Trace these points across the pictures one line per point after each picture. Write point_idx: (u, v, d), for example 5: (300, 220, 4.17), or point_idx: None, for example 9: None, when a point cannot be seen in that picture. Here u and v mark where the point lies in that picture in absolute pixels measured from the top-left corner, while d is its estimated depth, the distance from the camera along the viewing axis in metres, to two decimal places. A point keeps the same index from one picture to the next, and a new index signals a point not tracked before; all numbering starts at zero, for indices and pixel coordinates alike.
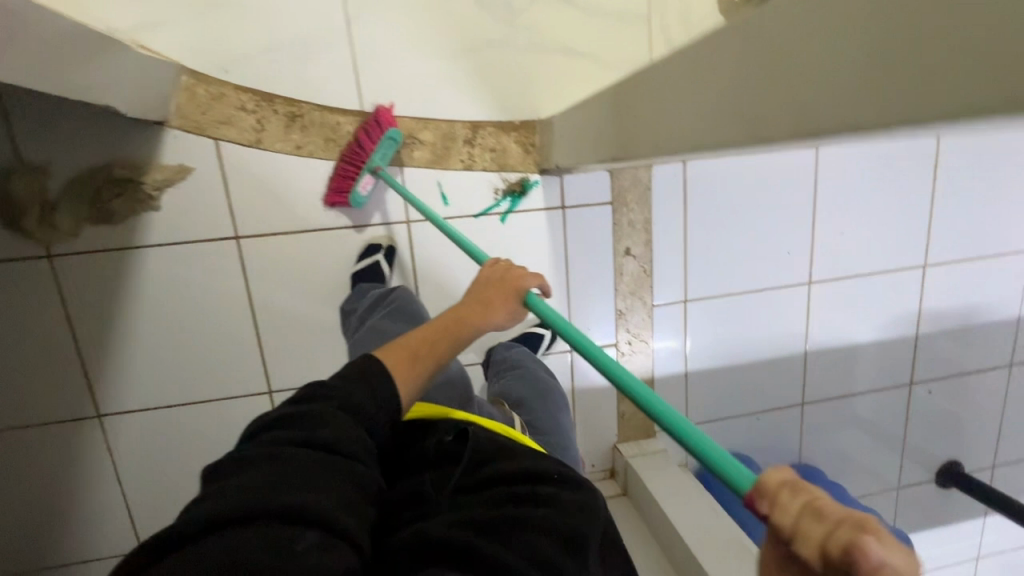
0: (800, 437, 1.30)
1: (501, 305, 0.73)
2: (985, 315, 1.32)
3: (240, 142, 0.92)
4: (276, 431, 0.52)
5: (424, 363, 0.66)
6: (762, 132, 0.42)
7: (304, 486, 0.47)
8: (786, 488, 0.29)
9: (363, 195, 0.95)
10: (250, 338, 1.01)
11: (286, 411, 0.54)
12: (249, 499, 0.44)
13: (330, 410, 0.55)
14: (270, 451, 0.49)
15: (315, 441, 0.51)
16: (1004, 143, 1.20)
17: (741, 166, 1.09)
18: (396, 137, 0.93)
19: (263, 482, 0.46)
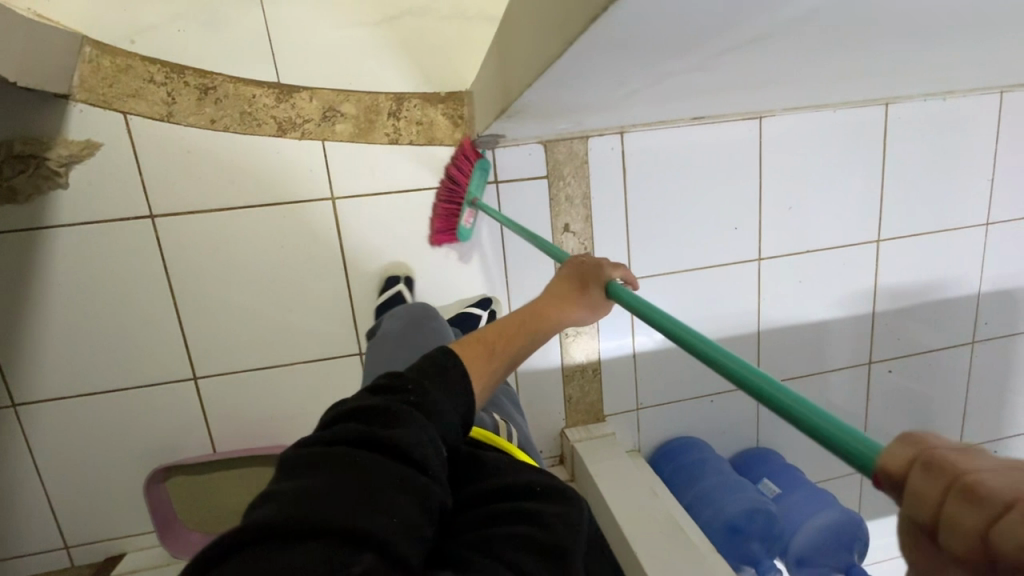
0: (758, 420, 1.26)
1: (586, 303, 0.65)
2: (944, 291, 1.28)
3: (150, 116, 0.88)
4: (347, 424, 0.47)
5: (500, 361, 0.60)
6: (567, 34, 0.39)
7: (368, 499, 0.40)
8: (917, 469, 0.23)
9: (467, 227, 0.99)
10: (172, 322, 0.97)
11: (360, 405, 0.48)
12: (311, 509, 0.38)
13: (407, 411, 0.48)
14: (339, 454, 0.43)
15: (386, 444, 0.45)
16: (956, 112, 1.17)
17: (682, 137, 1.06)
18: (486, 167, 0.97)
19: (326, 491, 0.40)
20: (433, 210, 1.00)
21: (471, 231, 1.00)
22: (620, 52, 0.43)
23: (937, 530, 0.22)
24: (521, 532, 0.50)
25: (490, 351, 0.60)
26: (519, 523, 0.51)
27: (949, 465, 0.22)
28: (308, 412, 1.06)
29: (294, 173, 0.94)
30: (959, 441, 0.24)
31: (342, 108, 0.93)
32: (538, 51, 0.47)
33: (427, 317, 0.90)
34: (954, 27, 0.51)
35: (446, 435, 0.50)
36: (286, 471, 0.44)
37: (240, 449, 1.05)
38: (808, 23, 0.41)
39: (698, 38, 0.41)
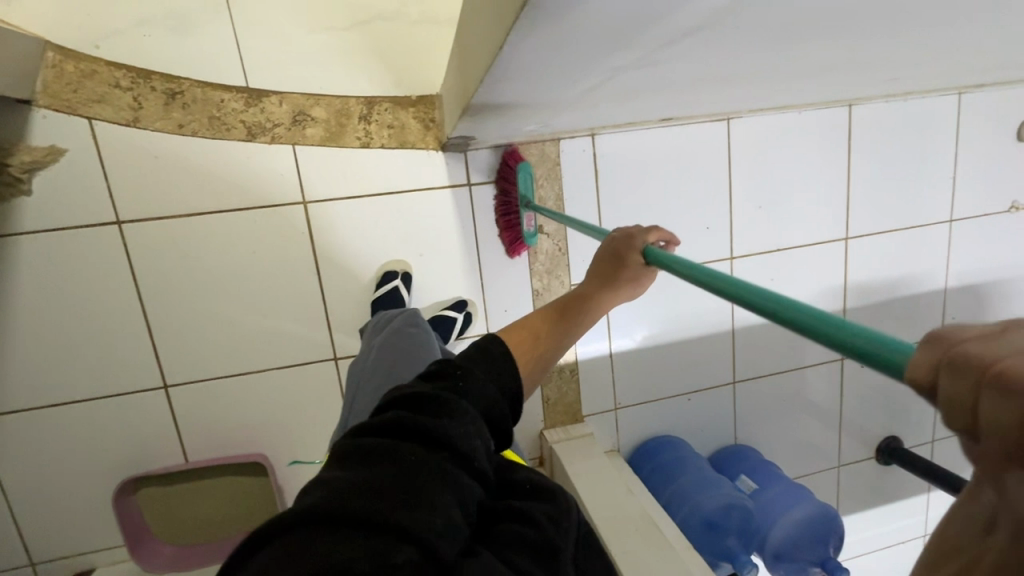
0: (735, 417, 1.27)
1: (627, 274, 0.67)
2: (912, 287, 1.31)
3: (117, 121, 0.88)
4: (398, 411, 0.46)
5: (547, 342, 0.63)
6: (509, 27, 0.40)
7: (414, 492, 0.40)
8: (944, 369, 0.22)
9: (531, 230, 1.02)
10: (141, 330, 0.96)
11: (411, 393, 0.48)
12: (360, 500, 0.38)
13: (456, 402, 0.47)
14: (388, 445, 0.42)
15: (434, 436, 0.44)
16: (916, 111, 1.21)
17: (651, 138, 1.08)
18: (528, 166, 1.00)
19: (376, 482, 0.39)
20: (496, 227, 1.05)
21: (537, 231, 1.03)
22: (568, 46, 0.44)
23: (977, 431, 0.21)
24: (518, 531, 0.49)
25: (536, 333, 0.63)
26: (525, 521, 0.50)
27: (975, 359, 0.21)
28: (283, 419, 1.05)
29: (264, 177, 0.94)
30: (993, 326, 0.23)
31: (312, 112, 0.93)
32: (487, 46, 0.47)
33: (413, 324, 0.88)
34: (897, 21, 0.53)
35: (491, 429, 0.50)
36: (339, 456, 0.43)
37: (213, 458, 1.03)
38: (745, 16, 0.42)
39: (643, 31, 0.42)
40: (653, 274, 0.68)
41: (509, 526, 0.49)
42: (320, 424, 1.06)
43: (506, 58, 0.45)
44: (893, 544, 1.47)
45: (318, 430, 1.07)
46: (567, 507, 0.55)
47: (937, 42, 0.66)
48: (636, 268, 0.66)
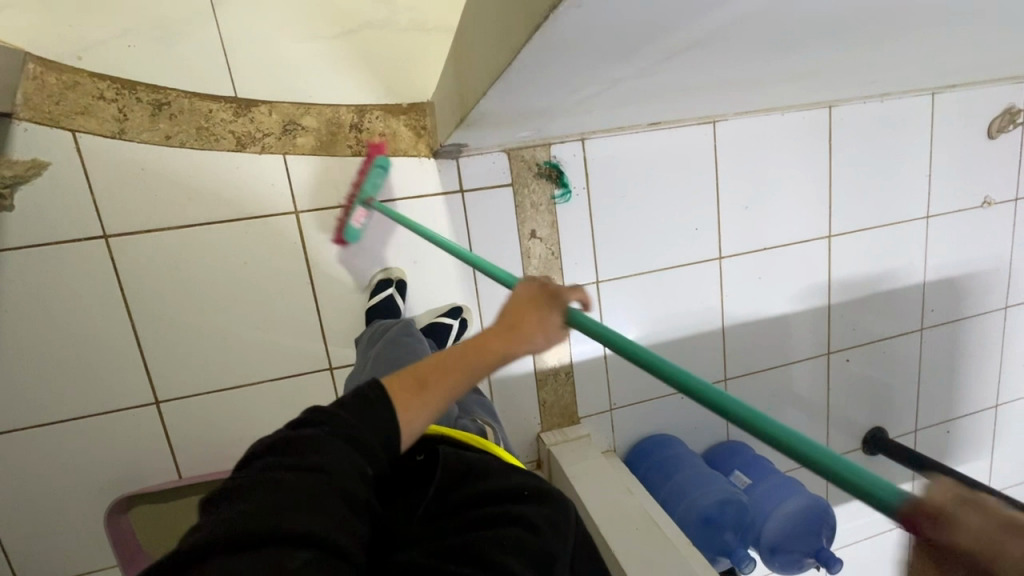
0: None
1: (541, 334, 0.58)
2: (893, 281, 1.36)
3: (102, 133, 0.86)
4: (269, 454, 0.47)
5: (429, 393, 0.54)
6: (515, 44, 0.41)
7: (292, 510, 0.42)
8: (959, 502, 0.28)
9: (356, 228, 0.96)
10: (129, 345, 0.94)
11: (276, 438, 0.48)
12: (238, 526, 0.40)
13: (320, 433, 0.48)
14: (259, 480, 0.44)
15: (306, 466, 0.45)
16: (893, 111, 1.25)
17: (641, 142, 1.10)
18: (385, 165, 0.94)
19: (252, 507, 0.41)
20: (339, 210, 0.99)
21: (360, 232, 0.97)
22: (571, 59, 0.45)
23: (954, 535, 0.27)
24: (517, 536, 0.51)
25: (422, 381, 0.54)
26: (513, 525, 0.52)
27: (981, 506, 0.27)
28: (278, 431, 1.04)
29: (256, 188, 0.93)
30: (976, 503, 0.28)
31: (303, 121, 0.93)
32: (492, 57, 0.48)
33: (409, 335, 0.89)
34: (878, 31, 0.55)
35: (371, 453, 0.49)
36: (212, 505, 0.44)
37: (207, 473, 1.01)
38: (743, 29, 0.44)
39: (644, 45, 0.43)
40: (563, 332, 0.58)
41: (501, 533, 0.51)
42: None
43: (510, 71, 0.45)
44: (880, 533, 1.51)
45: None
46: (560, 507, 0.56)
47: (915, 48, 0.69)
48: (552, 330, 0.58)
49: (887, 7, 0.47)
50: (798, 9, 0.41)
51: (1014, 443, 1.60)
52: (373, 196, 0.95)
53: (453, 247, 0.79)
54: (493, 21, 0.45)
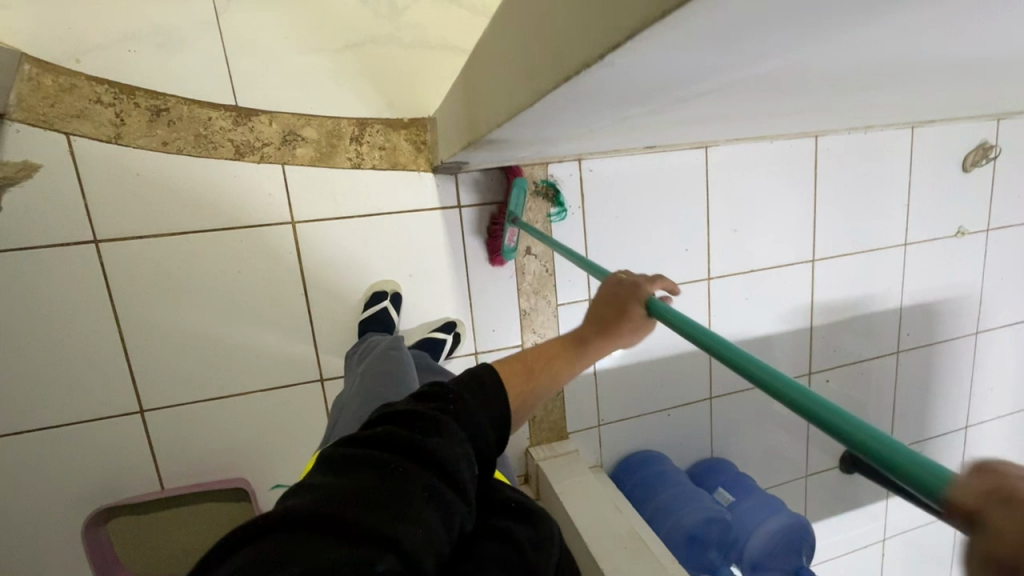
0: (711, 431, 1.32)
1: (627, 324, 0.66)
2: (872, 305, 1.40)
3: (97, 137, 0.85)
4: (390, 426, 0.48)
5: (539, 379, 0.64)
6: (537, 89, 0.42)
7: (398, 500, 0.41)
8: (995, 494, 0.23)
9: (510, 245, 1.02)
10: (115, 352, 0.92)
11: (399, 412, 0.50)
12: (345, 506, 0.39)
13: (441, 419, 0.49)
14: (373, 456, 0.44)
15: (422, 453, 0.45)
16: (875, 141, 1.30)
17: (636, 164, 1.12)
18: (523, 184, 1.01)
19: (365, 487, 0.41)
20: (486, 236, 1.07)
21: (515, 249, 1.03)
22: (585, 100, 0.46)
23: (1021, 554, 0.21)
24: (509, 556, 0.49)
25: (530, 368, 0.64)
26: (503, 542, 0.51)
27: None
28: (265, 441, 1.02)
29: (253, 198, 0.93)
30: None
31: (303, 132, 0.93)
32: (510, 92, 0.49)
33: (400, 350, 0.90)
34: (871, 83, 0.58)
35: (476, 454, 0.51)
36: (327, 465, 0.45)
37: (190, 484, 0.99)
38: (749, 82, 0.46)
39: (655, 92, 0.45)
40: (650, 326, 0.67)
41: (490, 547, 0.50)
42: (305, 447, 1.05)
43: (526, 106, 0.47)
44: (854, 549, 1.55)
45: (302, 452, 1.05)
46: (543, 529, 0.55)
47: (899, 97, 0.72)
48: (637, 317, 0.65)
49: (885, 64, 0.49)
50: (802, 67, 0.44)
51: None
52: (518, 213, 1.00)
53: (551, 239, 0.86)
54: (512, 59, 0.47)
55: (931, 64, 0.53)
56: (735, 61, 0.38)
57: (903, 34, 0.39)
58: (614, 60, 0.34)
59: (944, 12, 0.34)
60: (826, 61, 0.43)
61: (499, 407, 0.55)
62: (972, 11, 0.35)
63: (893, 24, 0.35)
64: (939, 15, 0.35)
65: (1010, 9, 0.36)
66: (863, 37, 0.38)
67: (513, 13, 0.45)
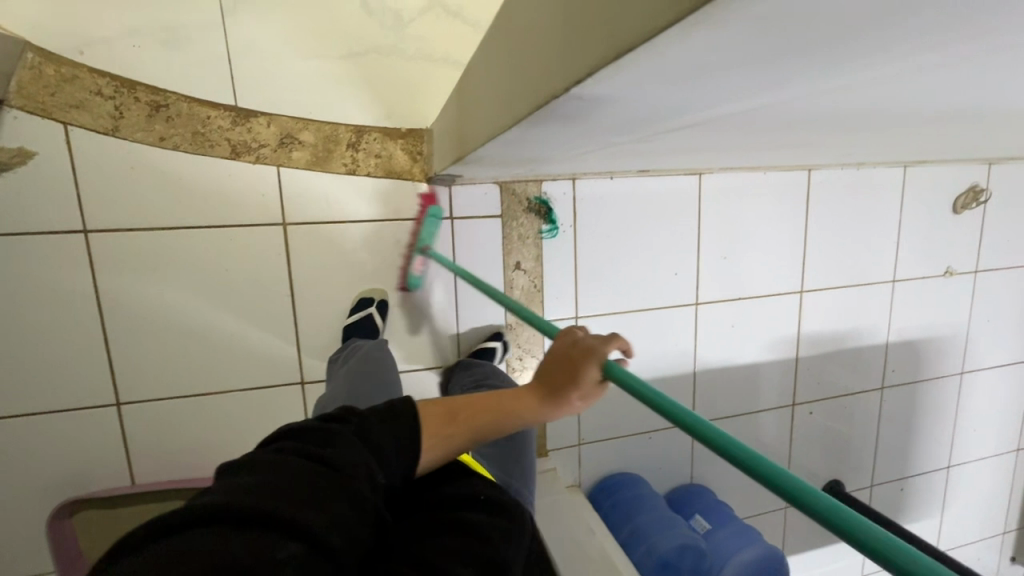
0: (692, 456, 1.32)
1: (569, 387, 0.61)
2: (858, 340, 1.41)
3: (94, 129, 0.85)
4: (292, 438, 0.50)
5: (459, 428, 0.60)
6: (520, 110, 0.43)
7: (299, 494, 0.43)
8: None
9: (415, 275, 1.02)
10: (96, 343, 0.92)
11: (302, 428, 0.51)
12: (244, 498, 0.41)
13: (345, 431, 0.51)
14: (274, 460, 0.46)
15: (323, 457, 0.47)
16: (867, 178, 1.32)
17: (630, 186, 1.13)
18: (436, 214, 1.00)
19: (267, 484, 0.43)
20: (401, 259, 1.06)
21: (419, 279, 1.02)
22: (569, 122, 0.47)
23: None
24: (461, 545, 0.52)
25: (453, 415, 0.60)
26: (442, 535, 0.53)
27: None
28: (240, 441, 1.02)
29: (246, 197, 0.93)
30: None
31: (300, 136, 0.94)
32: (498, 108, 0.50)
33: (383, 357, 0.91)
34: (856, 125, 0.59)
35: (384, 463, 0.52)
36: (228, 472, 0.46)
37: (161, 481, 0.98)
38: (730, 117, 0.47)
39: (637, 121, 0.46)
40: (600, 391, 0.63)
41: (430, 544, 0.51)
42: None
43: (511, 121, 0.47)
44: None
45: None
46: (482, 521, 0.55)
47: (886, 139, 0.74)
48: (582, 381, 0.61)
49: (867, 108, 0.50)
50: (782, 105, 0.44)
51: (962, 504, 1.65)
52: (429, 244, 1.01)
53: (491, 287, 0.79)
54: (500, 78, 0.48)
55: (911, 111, 0.55)
56: (716, 95, 0.39)
57: (879, 82, 0.40)
58: (588, 88, 0.35)
59: (916, 63, 0.35)
60: (805, 102, 0.44)
61: (410, 428, 0.56)
62: (944, 63, 0.36)
63: (867, 71, 0.36)
64: (912, 66, 0.36)
65: (984, 63, 0.37)
66: (841, 81, 0.38)
67: (501, 36, 0.46)
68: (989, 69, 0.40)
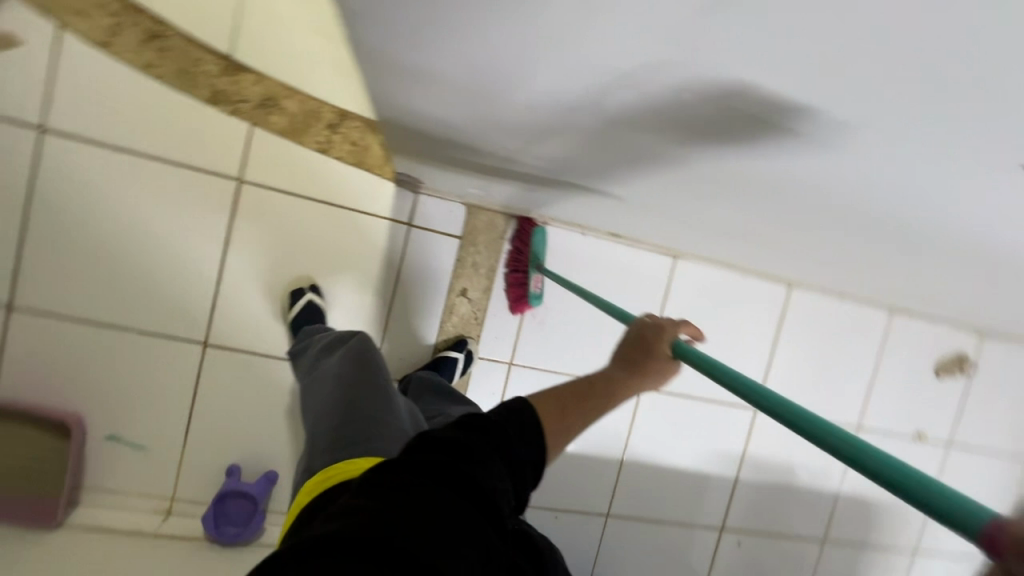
0: (595, 551, 1.20)
1: (655, 369, 0.57)
2: (807, 479, 1.30)
3: (85, 38, 0.87)
4: (433, 449, 0.43)
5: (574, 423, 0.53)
6: None
7: (442, 532, 0.37)
8: None
9: (538, 291, 1.04)
10: (11, 239, 0.89)
11: (441, 438, 0.44)
12: (391, 533, 0.36)
13: (483, 448, 0.45)
14: (415, 479, 0.40)
15: (462, 482, 0.41)
16: (848, 314, 1.27)
17: (600, 247, 1.10)
18: (541, 231, 1.03)
19: (407, 514, 0.37)
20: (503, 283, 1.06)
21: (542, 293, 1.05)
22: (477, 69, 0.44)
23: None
24: None
25: (565, 406, 0.53)
26: (530, 562, 0.49)
27: None
28: (119, 385, 0.95)
29: (210, 143, 0.93)
30: None
31: (282, 102, 0.94)
32: (410, 77, 0.47)
33: (373, 355, 0.76)
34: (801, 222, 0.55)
35: (516, 485, 0.46)
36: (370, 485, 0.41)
37: (24, 400, 0.92)
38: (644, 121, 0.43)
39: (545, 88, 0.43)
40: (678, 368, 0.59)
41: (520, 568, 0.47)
42: (158, 406, 0.97)
43: (420, 65, 0.44)
44: None
45: (152, 413, 0.97)
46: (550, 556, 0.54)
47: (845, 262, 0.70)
48: (662, 364, 0.57)
49: (793, 176, 0.46)
50: (691, 135, 0.41)
51: None
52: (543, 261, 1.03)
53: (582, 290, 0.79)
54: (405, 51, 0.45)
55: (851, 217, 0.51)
56: None
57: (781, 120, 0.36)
58: None
59: None
60: (718, 130, 0.40)
61: (539, 443, 0.49)
62: (836, 113, 0.32)
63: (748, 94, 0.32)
64: (799, 102, 0.32)
65: (880, 136, 0.33)
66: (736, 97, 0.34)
67: None
68: (897, 155, 0.36)
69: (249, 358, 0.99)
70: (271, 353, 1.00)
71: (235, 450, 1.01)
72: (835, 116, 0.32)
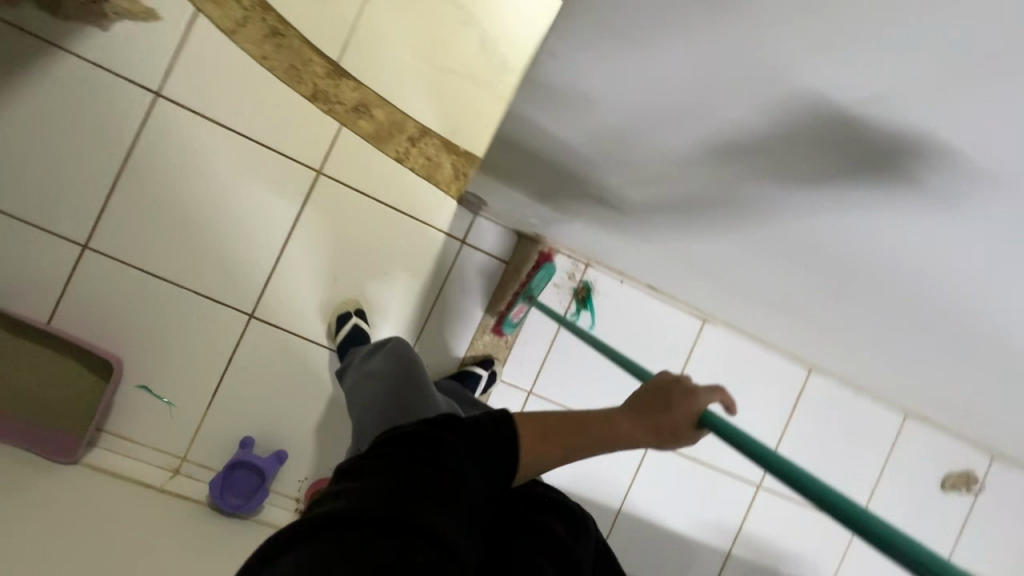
0: None
1: (666, 425, 0.53)
2: (799, 568, 1.28)
3: (216, 24, 0.97)
4: (401, 436, 0.42)
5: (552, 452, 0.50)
6: None
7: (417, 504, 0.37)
8: None
9: (513, 320, 1.05)
10: (104, 186, 0.96)
11: (409, 428, 0.43)
12: (365, 507, 0.36)
13: (454, 437, 0.42)
14: (385, 462, 0.40)
15: (433, 462, 0.40)
16: (863, 408, 1.28)
17: (635, 297, 1.15)
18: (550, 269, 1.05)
19: (379, 490, 0.37)
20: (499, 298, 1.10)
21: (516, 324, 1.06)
22: (590, 110, 0.50)
23: None
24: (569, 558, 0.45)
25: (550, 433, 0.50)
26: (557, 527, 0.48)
27: None
28: (163, 338, 1.00)
29: (301, 133, 1.00)
30: None
31: (373, 110, 1.02)
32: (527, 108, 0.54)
33: (411, 353, 0.81)
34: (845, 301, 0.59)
35: (494, 477, 0.44)
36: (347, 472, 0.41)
37: (73, 334, 0.96)
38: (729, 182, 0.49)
39: (649, 136, 0.49)
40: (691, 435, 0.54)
41: (537, 546, 0.44)
42: (193, 366, 1.01)
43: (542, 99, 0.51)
44: None
45: (186, 371, 1.01)
46: (588, 529, 0.52)
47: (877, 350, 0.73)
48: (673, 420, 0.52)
49: (852, 255, 0.51)
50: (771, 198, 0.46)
51: None
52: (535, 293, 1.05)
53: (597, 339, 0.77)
54: (530, 88, 0.51)
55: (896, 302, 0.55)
56: None
57: (857, 200, 0.41)
58: None
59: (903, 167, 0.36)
60: (796, 200, 0.46)
61: (515, 444, 0.46)
62: (912, 202, 0.38)
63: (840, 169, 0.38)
64: (881, 185, 0.38)
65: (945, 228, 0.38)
66: (823, 175, 0.40)
67: None
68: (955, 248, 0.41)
69: (288, 337, 1.03)
70: (309, 335, 1.04)
71: (254, 422, 1.03)
72: (914, 201, 0.37)
